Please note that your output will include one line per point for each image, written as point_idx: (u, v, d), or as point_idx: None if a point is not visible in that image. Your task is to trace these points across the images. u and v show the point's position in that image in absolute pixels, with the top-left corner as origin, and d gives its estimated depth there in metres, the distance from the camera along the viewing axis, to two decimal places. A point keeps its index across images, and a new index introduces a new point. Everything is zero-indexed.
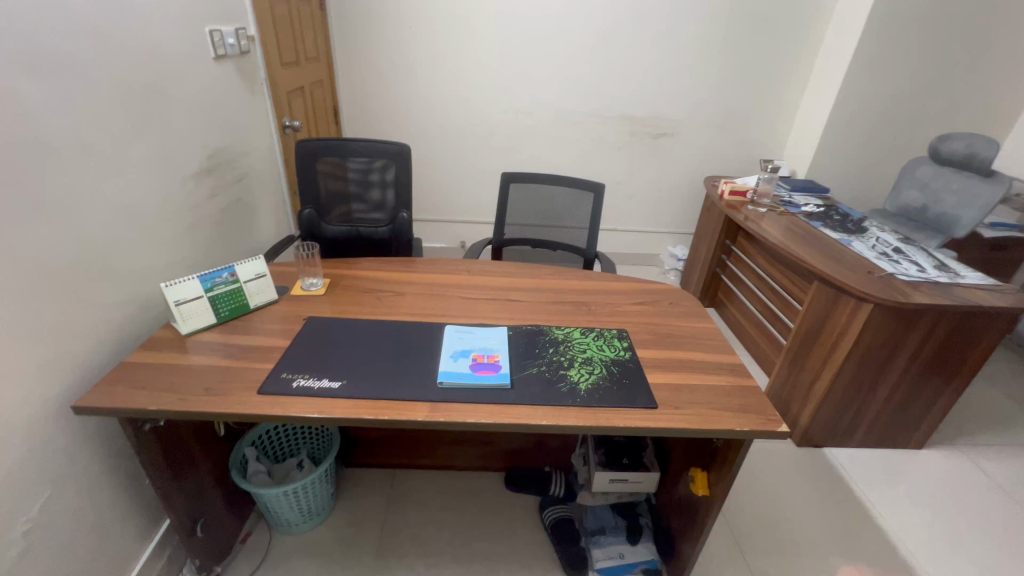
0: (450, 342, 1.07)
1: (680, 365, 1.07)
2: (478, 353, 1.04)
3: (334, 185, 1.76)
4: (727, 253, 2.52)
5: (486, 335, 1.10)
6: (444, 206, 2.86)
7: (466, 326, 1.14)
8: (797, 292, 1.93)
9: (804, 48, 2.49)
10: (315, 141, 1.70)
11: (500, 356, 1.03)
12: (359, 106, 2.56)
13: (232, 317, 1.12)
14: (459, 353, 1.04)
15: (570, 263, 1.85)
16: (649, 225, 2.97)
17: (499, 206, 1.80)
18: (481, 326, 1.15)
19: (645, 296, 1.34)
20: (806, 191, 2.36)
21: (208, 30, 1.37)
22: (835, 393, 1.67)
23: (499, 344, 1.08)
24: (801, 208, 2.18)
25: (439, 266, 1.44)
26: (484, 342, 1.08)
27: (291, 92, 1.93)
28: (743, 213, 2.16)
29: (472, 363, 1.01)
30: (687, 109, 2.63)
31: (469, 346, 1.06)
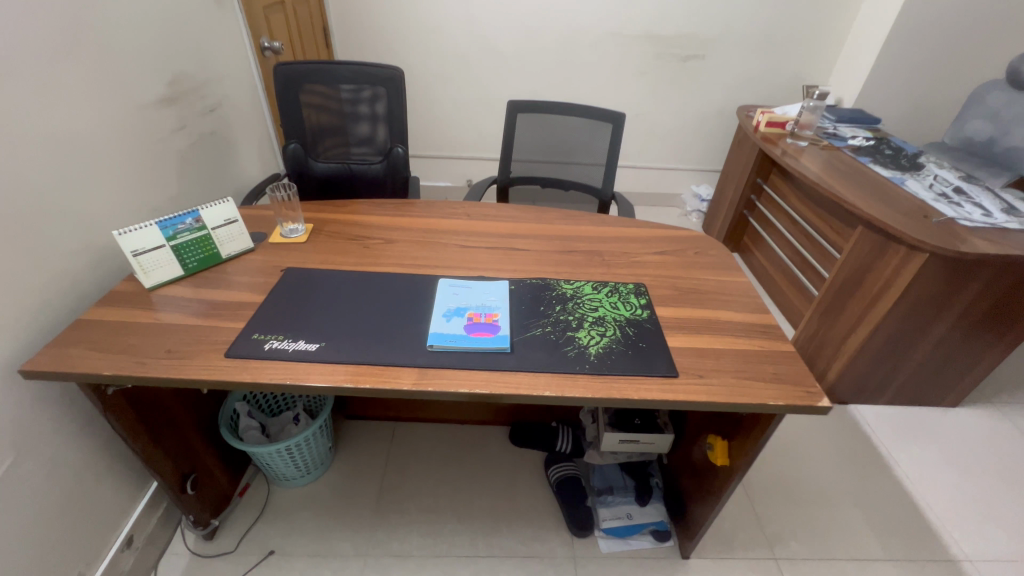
0: (443, 299, 0.94)
1: (705, 327, 0.93)
2: (475, 312, 0.91)
3: (321, 116, 1.58)
4: (757, 193, 2.29)
5: (484, 291, 0.97)
6: (448, 141, 2.64)
7: (462, 279, 1.01)
8: (834, 238, 1.74)
9: None
10: (296, 65, 1.50)
11: (499, 316, 0.91)
12: (350, 26, 2.29)
13: (202, 269, 1.00)
14: (453, 311, 0.91)
15: (584, 205, 1.67)
16: (672, 162, 2.73)
17: (504, 139, 1.60)
18: (479, 280, 1.01)
19: (667, 244, 1.18)
20: (852, 122, 2.09)
21: None
22: (870, 348, 1.53)
23: (499, 301, 0.95)
24: (847, 141, 1.93)
25: (435, 209, 1.28)
26: (481, 299, 0.95)
27: (269, 6, 1.69)
28: (780, 148, 1.93)
29: (467, 323, 0.89)
30: (723, 25, 2.30)
31: (465, 304, 0.93)
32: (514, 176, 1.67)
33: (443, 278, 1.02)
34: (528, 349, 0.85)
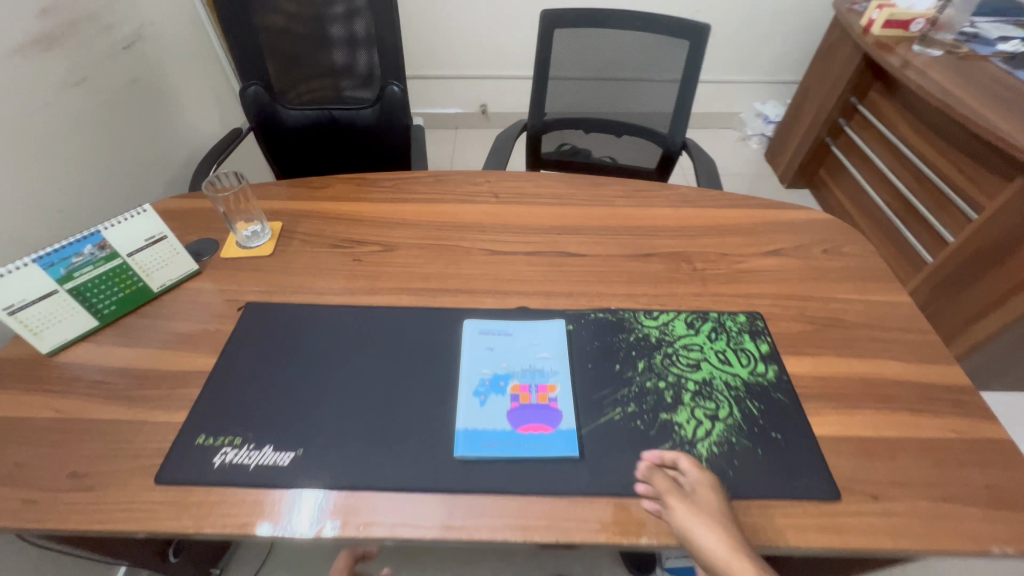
0: (473, 361, 0.65)
1: (865, 395, 0.63)
2: (521, 387, 0.62)
3: (284, 43, 1.16)
4: (847, 116, 1.82)
5: (531, 343, 0.67)
6: (456, 57, 2.14)
7: (497, 320, 0.70)
8: (965, 186, 1.34)
9: None
10: None
11: (558, 394, 0.62)
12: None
13: (124, 312, 0.70)
14: (489, 386, 0.63)
15: (641, 158, 1.29)
16: (733, 73, 2.20)
17: (537, 66, 1.17)
18: (522, 319, 0.70)
19: (782, 236, 0.83)
20: (998, 13, 1.54)
21: None
22: (1006, 337, 1.21)
23: (553, 362, 0.65)
24: (996, 46, 1.42)
25: (449, 187, 0.93)
26: (528, 359, 0.65)
27: None
28: (900, 58, 1.44)
29: (512, 408, 0.61)
30: None
31: (506, 370, 0.64)
32: (550, 116, 1.26)
33: (468, 317, 0.71)
34: (606, 451, 0.57)
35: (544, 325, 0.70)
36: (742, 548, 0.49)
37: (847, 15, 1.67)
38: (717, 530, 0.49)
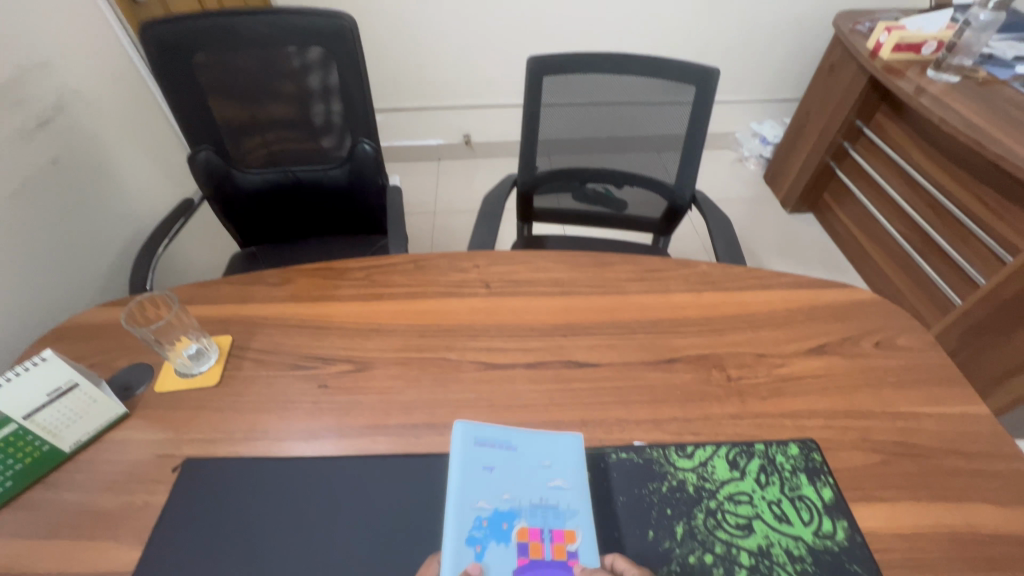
0: (469, 489, 0.51)
1: (959, 561, 0.50)
2: (530, 536, 0.49)
3: (238, 102, 1.03)
4: (852, 138, 1.72)
5: (541, 466, 0.54)
6: (435, 87, 2.01)
7: (493, 427, 0.56)
8: (995, 222, 1.23)
9: None
10: (178, 21, 0.92)
11: (580, 548, 0.49)
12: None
13: (26, 483, 0.56)
14: (491, 534, 0.49)
15: (644, 208, 1.18)
16: (727, 93, 2.10)
17: (530, 84, 1.00)
18: (530, 432, 0.56)
19: (825, 327, 0.71)
20: (1010, 31, 1.45)
21: None
22: None
23: (571, 502, 0.52)
24: (1014, 69, 1.33)
25: (431, 276, 0.79)
26: (539, 492, 0.52)
27: None
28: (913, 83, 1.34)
29: (522, 568, 0.47)
30: None
31: (511, 508, 0.51)
32: (542, 139, 1.08)
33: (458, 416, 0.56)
34: None
35: (556, 438, 0.57)
36: None
37: (852, 34, 1.57)
38: None
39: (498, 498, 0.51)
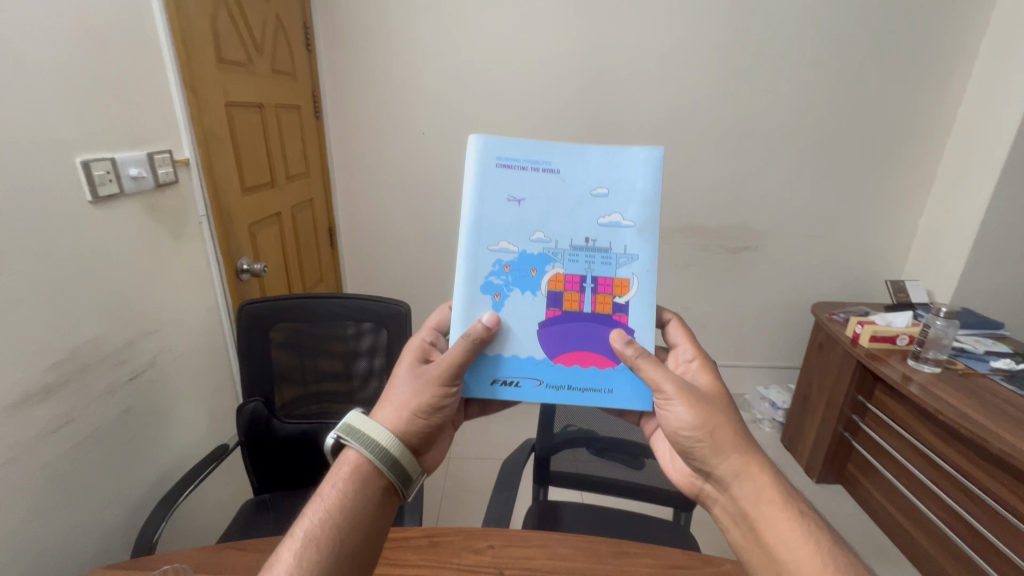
0: (518, 223, 0.70)
1: None
2: (563, 277, 0.71)
3: (296, 363, 1.19)
4: (859, 412, 1.78)
5: (582, 182, 0.69)
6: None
7: (521, 156, 0.69)
8: None
9: (924, 144, 1.93)
10: (269, 302, 1.16)
11: (623, 299, 0.71)
12: (362, 220, 2.12)
13: None
14: (533, 254, 0.71)
15: (661, 480, 1.18)
16: (728, 358, 2.29)
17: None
18: (569, 152, 0.70)
19: None
20: (972, 328, 1.65)
21: (80, 163, 0.87)
22: None
23: (623, 244, 0.70)
24: (990, 363, 1.47)
25: (444, 555, 0.77)
26: (581, 231, 0.70)
27: (256, 223, 1.46)
28: (900, 370, 1.47)
29: (547, 320, 0.72)
30: (773, 219, 2.06)
31: (548, 248, 0.71)
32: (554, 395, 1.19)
33: (487, 140, 0.69)
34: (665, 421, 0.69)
35: (602, 155, 0.70)
36: (682, 392, 0.67)
37: (833, 323, 1.80)
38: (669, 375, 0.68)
39: (529, 241, 0.70)
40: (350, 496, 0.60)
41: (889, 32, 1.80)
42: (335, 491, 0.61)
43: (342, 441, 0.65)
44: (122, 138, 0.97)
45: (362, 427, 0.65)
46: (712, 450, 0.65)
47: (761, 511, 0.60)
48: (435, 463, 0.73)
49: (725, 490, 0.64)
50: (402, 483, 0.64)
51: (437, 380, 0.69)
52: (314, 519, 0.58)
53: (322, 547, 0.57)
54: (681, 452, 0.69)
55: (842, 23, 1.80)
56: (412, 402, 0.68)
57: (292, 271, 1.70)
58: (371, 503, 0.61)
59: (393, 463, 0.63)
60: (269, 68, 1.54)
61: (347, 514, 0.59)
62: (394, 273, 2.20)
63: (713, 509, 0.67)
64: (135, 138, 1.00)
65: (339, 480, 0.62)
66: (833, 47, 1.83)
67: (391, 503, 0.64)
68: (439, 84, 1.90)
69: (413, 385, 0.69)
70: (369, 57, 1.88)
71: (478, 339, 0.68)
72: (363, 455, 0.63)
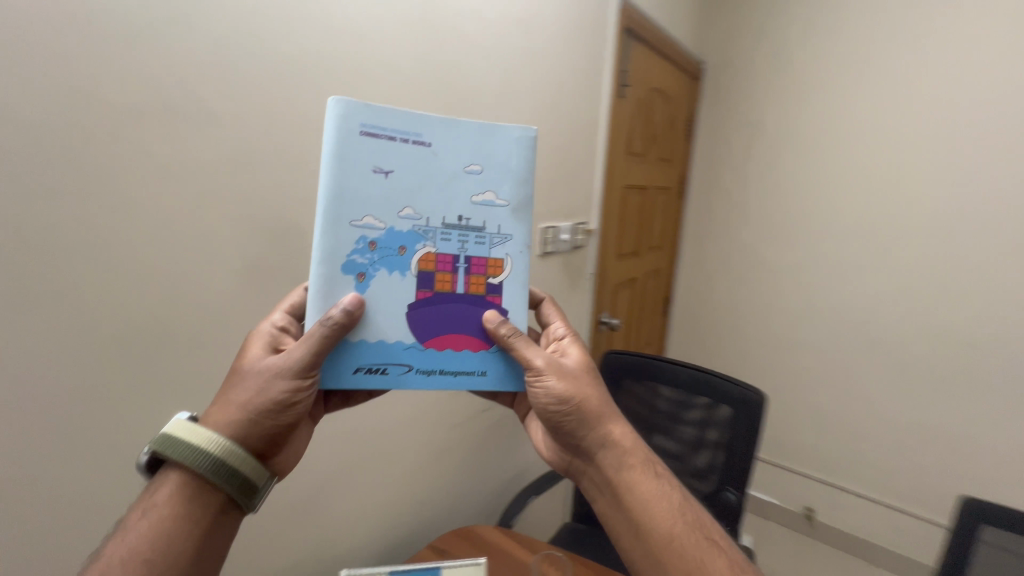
0: (382, 197, 0.61)
1: None
2: (435, 256, 0.63)
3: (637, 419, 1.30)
4: None
5: (446, 158, 0.62)
6: (801, 437, 2.13)
7: (388, 123, 0.60)
8: None
9: None
10: (628, 356, 1.32)
11: (498, 279, 0.66)
12: (716, 299, 2.35)
13: None
14: (401, 232, 0.62)
15: None
16: None
17: (961, 514, 0.86)
18: (438, 121, 0.62)
19: None
20: None
21: (541, 228, 1.30)
22: None
23: (499, 224, 0.65)
24: None
25: None
26: (456, 208, 0.63)
27: (620, 284, 1.74)
28: None
29: (416, 304, 0.64)
30: None
31: (418, 225, 0.62)
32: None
33: (347, 99, 0.58)
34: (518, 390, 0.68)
35: (477, 129, 0.63)
36: (551, 368, 0.65)
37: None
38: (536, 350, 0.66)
39: (398, 217, 0.61)
40: (172, 521, 0.53)
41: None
42: (145, 522, 0.53)
43: (154, 457, 0.55)
44: (562, 212, 1.38)
45: (182, 438, 0.56)
46: (578, 424, 0.65)
47: (622, 479, 0.63)
48: (291, 465, 0.66)
49: (591, 461, 0.66)
50: (244, 493, 0.56)
51: (287, 371, 0.60)
52: (124, 554, 0.51)
53: (148, 563, 0.51)
54: (551, 428, 0.68)
55: None
56: (253, 400, 0.58)
57: (636, 331, 1.93)
58: (199, 524, 0.54)
59: (231, 476, 0.56)
60: (658, 156, 1.82)
61: (174, 531, 0.53)
62: (734, 353, 2.31)
63: (581, 482, 0.68)
64: (569, 212, 1.41)
65: (154, 513, 0.53)
66: None
67: (229, 515, 0.57)
68: (827, 181, 1.96)
69: (257, 380, 0.60)
70: (759, 157, 2.15)
71: (336, 326, 0.58)
72: (184, 469, 0.55)
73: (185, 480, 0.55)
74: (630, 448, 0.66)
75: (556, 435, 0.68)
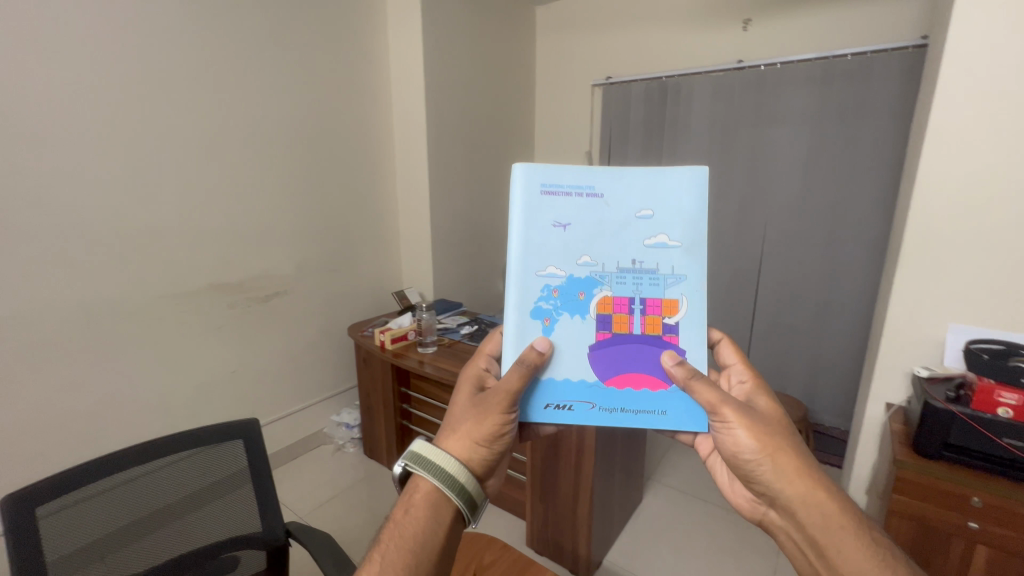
0: (568, 252, 1.03)
1: None
2: (611, 299, 1.04)
3: None
4: (406, 400, 2.73)
5: (627, 213, 1.02)
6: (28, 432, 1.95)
7: (568, 185, 1.02)
8: None
9: (371, 220, 3.26)
10: None
11: (671, 318, 1.03)
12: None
13: None
14: (581, 277, 1.03)
15: (238, 566, 1.30)
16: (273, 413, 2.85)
17: (10, 513, 0.99)
18: (608, 181, 1.03)
19: None
20: (448, 312, 2.96)
21: None
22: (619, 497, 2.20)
23: (670, 266, 1.03)
24: (459, 332, 2.70)
25: None
26: (629, 256, 1.03)
27: None
28: (413, 357, 2.41)
29: (598, 336, 1.04)
30: (291, 266, 2.82)
31: (594, 272, 1.04)
32: (52, 559, 1.03)
33: (535, 177, 1.01)
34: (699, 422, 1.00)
35: (645, 184, 1.02)
36: (750, 421, 0.92)
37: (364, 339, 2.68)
38: (722, 396, 0.95)
39: (574, 275, 1.03)
40: (416, 526, 0.87)
41: (334, 112, 2.92)
42: (411, 515, 0.89)
43: (409, 470, 0.93)
44: None
45: (426, 456, 0.93)
46: (773, 476, 0.89)
47: (832, 543, 0.82)
48: (494, 483, 1.01)
49: (788, 512, 0.87)
50: (467, 506, 0.91)
51: (497, 411, 0.96)
52: (398, 539, 0.86)
53: (404, 555, 0.84)
54: (749, 479, 0.92)
55: (307, 124, 2.78)
56: (474, 432, 0.96)
57: None
58: (439, 530, 0.87)
59: (459, 492, 0.90)
60: None
61: (417, 536, 0.86)
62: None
63: (781, 536, 0.91)
64: None
65: (416, 504, 0.89)
66: (305, 129, 2.78)
67: (457, 526, 0.91)
68: None
69: (474, 416, 0.97)
70: None
71: (528, 363, 0.97)
72: (432, 482, 0.90)
73: (430, 492, 0.90)
74: (836, 513, 0.84)
75: (744, 476, 0.94)
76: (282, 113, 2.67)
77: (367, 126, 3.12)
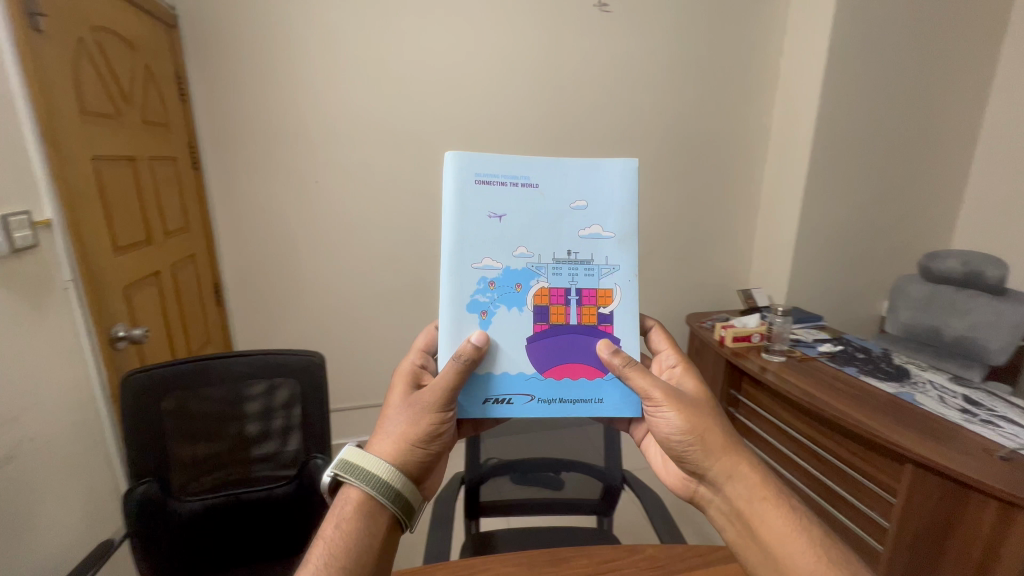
0: (501, 240, 0.76)
1: None
2: (548, 291, 0.79)
3: (203, 445, 1.11)
4: (734, 405, 1.97)
5: (558, 193, 0.78)
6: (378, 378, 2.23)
7: (500, 172, 0.76)
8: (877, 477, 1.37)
9: (743, 174, 2.38)
10: (166, 366, 1.07)
11: (608, 309, 0.80)
12: (274, 190, 1.93)
13: None
14: (518, 269, 0.78)
15: (582, 491, 1.29)
16: None
17: None
18: (543, 167, 0.77)
19: None
20: (804, 323, 2.04)
21: None
22: None
23: (606, 256, 0.78)
24: (817, 347, 1.83)
25: None
26: (564, 245, 0.78)
27: (133, 284, 1.42)
28: (756, 362, 1.74)
29: (531, 334, 0.79)
30: (647, 245, 2.38)
31: (531, 263, 0.78)
32: None
33: (462, 159, 0.75)
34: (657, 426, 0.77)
35: (578, 171, 0.78)
36: (674, 397, 0.75)
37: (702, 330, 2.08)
38: (655, 380, 0.77)
39: (506, 264, 0.78)
40: (352, 538, 0.65)
41: (720, 52, 2.19)
42: (339, 528, 0.66)
43: (339, 479, 0.69)
44: None
45: (357, 463, 0.69)
46: (701, 453, 0.73)
47: (752, 508, 0.69)
48: (435, 487, 0.78)
49: (718, 490, 0.73)
50: (404, 514, 0.69)
51: (436, 407, 0.73)
52: (322, 559, 0.63)
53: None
54: (675, 458, 0.76)
55: (670, 72, 2.17)
56: (411, 433, 0.72)
57: (180, 319, 1.69)
58: (378, 539, 0.66)
59: (396, 498, 0.68)
60: (139, 120, 1.49)
61: (348, 552, 0.63)
62: (292, 338, 2.10)
63: (708, 508, 0.75)
64: None
65: (344, 520, 0.66)
66: (674, 73, 2.18)
67: (396, 536, 0.69)
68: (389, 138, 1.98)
69: (408, 414, 0.74)
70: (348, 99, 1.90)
71: (466, 359, 0.73)
72: (364, 491, 0.68)
73: (360, 502, 0.68)
74: (752, 479, 0.71)
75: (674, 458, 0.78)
76: (637, 73, 2.14)
77: (753, 53, 2.22)
